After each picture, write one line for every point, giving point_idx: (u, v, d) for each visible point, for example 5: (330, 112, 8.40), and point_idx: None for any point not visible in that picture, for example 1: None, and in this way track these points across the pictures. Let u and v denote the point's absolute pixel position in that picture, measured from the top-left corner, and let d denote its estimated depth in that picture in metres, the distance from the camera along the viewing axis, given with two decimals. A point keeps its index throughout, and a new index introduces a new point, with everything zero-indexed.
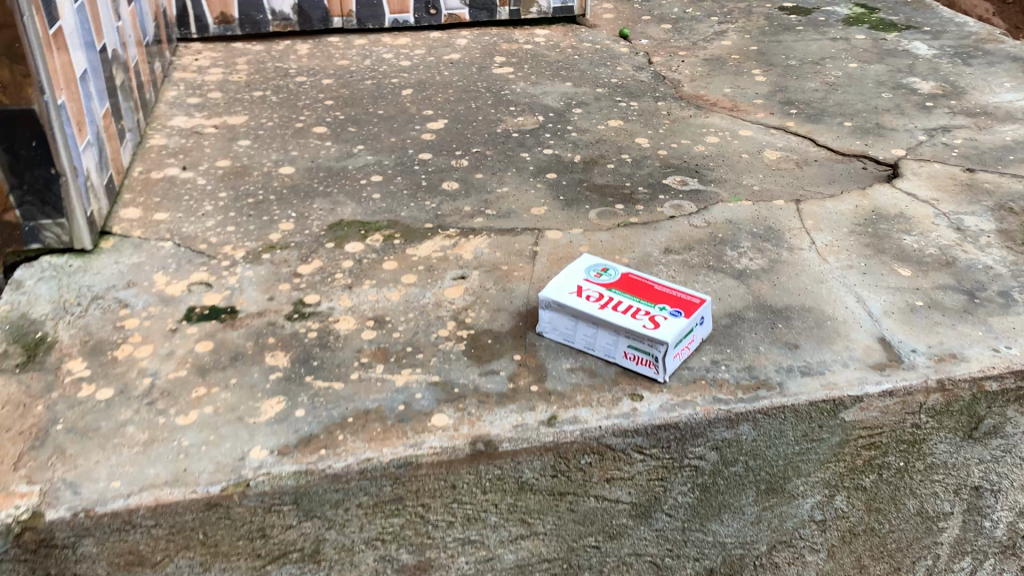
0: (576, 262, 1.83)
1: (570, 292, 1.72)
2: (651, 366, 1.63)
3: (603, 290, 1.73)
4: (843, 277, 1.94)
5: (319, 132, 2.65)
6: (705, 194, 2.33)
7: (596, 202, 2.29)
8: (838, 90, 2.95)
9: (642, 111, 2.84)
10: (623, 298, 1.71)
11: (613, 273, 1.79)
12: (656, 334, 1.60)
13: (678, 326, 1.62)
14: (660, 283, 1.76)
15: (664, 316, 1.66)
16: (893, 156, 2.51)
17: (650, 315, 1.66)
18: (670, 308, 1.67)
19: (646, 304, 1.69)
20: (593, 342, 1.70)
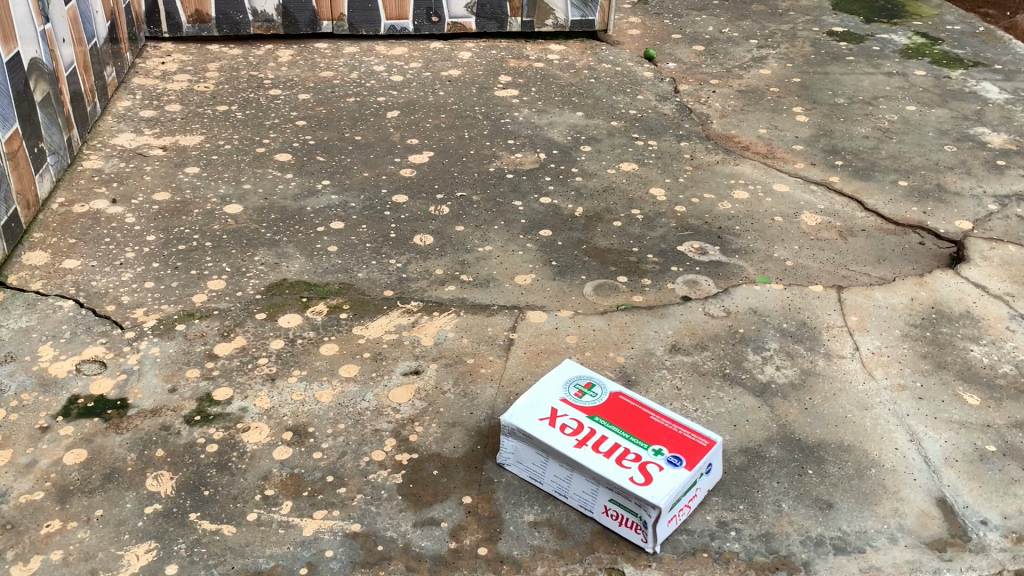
0: (553, 374, 1.45)
1: (541, 419, 1.34)
2: (638, 531, 1.25)
3: (583, 418, 1.36)
4: (893, 402, 1.54)
5: (281, 160, 2.27)
6: (727, 267, 1.93)
7: (594, 272, 1.90)
8: (892, 138, 2.53)
9: (661, 152, 2.45)
10: (608, 433, 1.33)
11: (599, 395, 1.42)
12: (647, 492, 1.22)
13: (676, 481, 1.24)
14: (658, 414, 1.38)
15: (659, 465, 1.27)
16: (958, 229, 2.09)
17: (641, 460, 1.28)
18: (668, 452, 1.29)
19: (637, 443, 1.31)
20: (566, 488, 1.32)
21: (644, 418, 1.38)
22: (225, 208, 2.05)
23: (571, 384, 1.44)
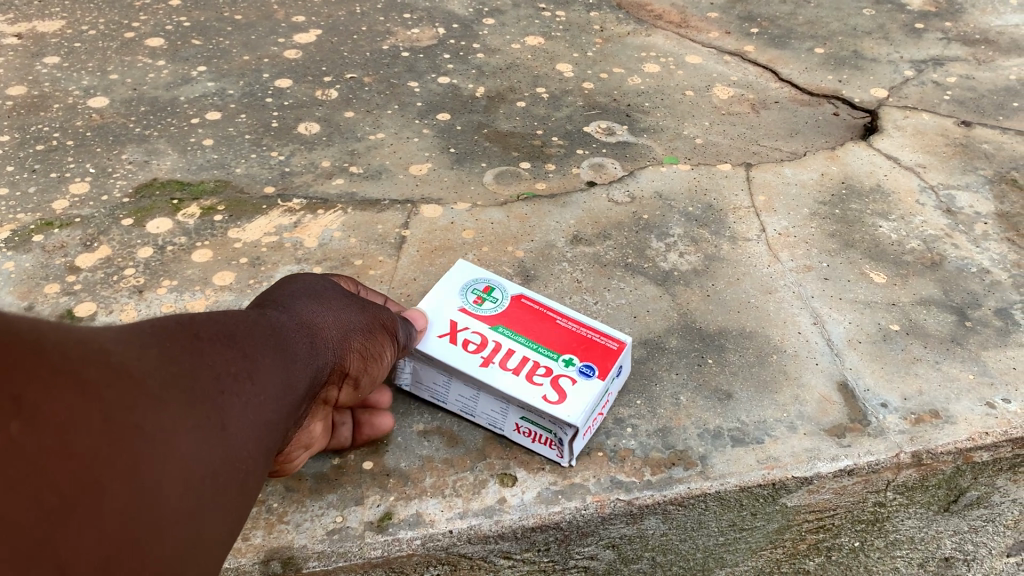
0: (447, 280, 1.33)
1: (440, 336, 1.23)
2: (552, 447, 1.17)
3: (486, 330, 1.25)
4: (798, 284, 1.49)
5: (153, 45, 2.06)
6: (635, 148, 1.83)
7: (495, 159, 1.79)
8: (810, 2, 2.41)
9: (569, 24, 2.30)
10: (513, 344, 1.24)
11: (499, 301, 1.31)
12: (563, 408, 1.14)
13: (590, 393, 1.17)
14: (564, 319, 1.29)
15: (570, 376, 1.19)
16: (873, 98, 2.02)
17: (551, 372, 1.19)
18: (579, 361, 1.21)
19: (546, 354, 1.22)
20: (473, 410, 1.22)
21: (550, 325, 1.29)
22: (89, 102, 1.87)
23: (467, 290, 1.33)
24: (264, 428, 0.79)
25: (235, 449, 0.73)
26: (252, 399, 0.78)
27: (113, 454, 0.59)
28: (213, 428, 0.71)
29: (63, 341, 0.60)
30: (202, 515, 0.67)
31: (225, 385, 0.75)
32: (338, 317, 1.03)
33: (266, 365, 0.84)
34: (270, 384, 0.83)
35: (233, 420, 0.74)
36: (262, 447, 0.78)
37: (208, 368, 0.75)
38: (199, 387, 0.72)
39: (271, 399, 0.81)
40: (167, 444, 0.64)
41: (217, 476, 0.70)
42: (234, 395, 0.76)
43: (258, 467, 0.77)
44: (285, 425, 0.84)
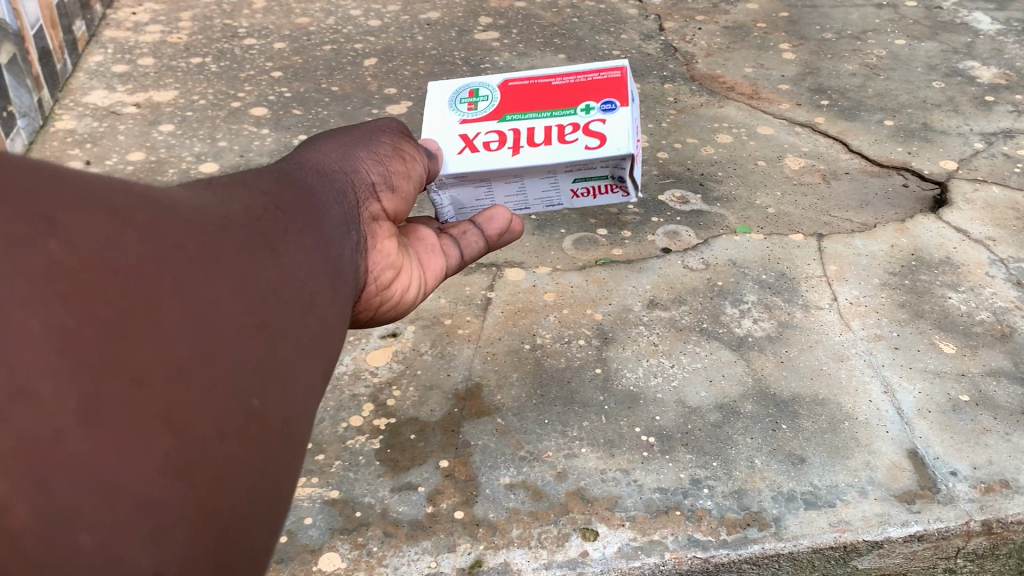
0: (429, 100, 1.28)
1: (463, 152, 1.22)
2: (613, 185, 1.30)
3: (497, 123, 1.24)
4: (869, 353, 1.54)
5: (258, 114, 2.23)
6: (709, 216, 1.92)
7: (574, 225, 1.89)
8: (880, 75, 2.49)
9: (644, 95, 2.41)
10: (528, 121, 1.25)
11: (487, 93, 1.28)
12: (609, 148, 1.23)
13: (622, 123, 1.24)
14: (556, 76, 1.29)
15: (596, 118, 1.24)
16: (942, 170, 2.08)
17: (579, 125, 1.24)
18: (596, 101, 1.25)
19: (563, 113, 1.25)
20: (528, 194, 1.30)
21: (547, 87, 1.29)
22: (201, 167, 2.03)
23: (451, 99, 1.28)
24: (318, 257, 0.71)
25: (297, 272, 0.65)
26: (295, 227, 0.70)
27: (162, 272, 0.50)
28: (264, 246, 0.63)
29: (74, 176, 0.51)
30: (285, 330, 0.59)
31: (261, 214, 0.67)
32: (344, 148, 0.97)
33: (304, 205, 0.76)
34: (312, 220, 0.75)
35: (285, 245, 0.66)
36: (322, 273, 0.70)
37: (235, 203, 0.67)
38: (231, 215, 0.64)
39: (314, 231, 0.74)
40: (219, 260, 0.56)
41: (286, 289, 0.62)
42: (277, 222, 0.68)
43: (327, 290, 0.69)
44: (342, 255, 0.77)
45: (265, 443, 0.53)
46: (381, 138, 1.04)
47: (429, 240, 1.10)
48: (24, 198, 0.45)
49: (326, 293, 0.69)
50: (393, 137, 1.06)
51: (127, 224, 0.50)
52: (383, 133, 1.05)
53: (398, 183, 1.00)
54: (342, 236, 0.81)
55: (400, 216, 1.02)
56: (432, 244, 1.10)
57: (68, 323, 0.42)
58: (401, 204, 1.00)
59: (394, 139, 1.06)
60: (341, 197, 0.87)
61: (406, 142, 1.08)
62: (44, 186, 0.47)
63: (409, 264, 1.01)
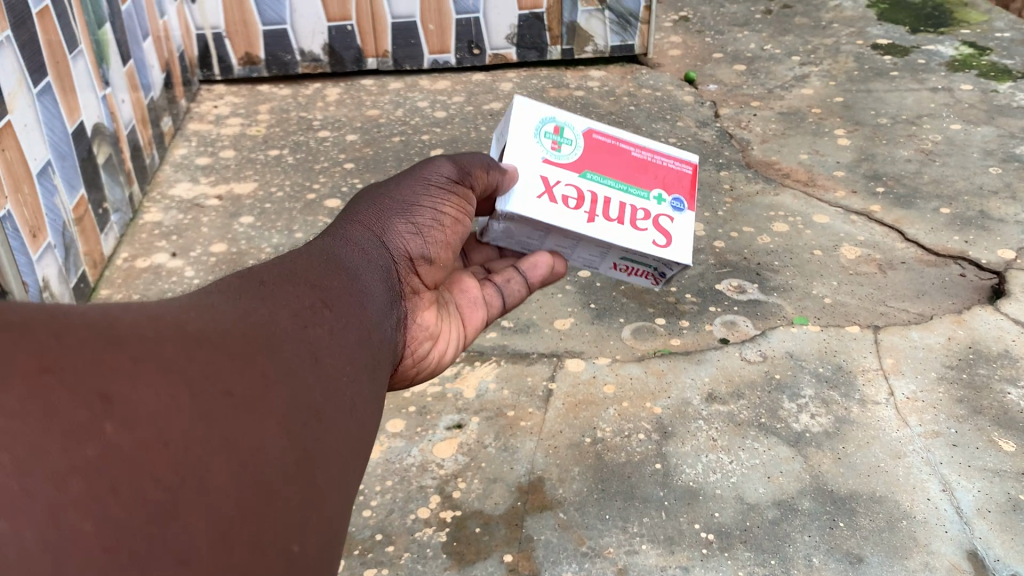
0: (517, 123, 1.30)
1: (541, 196, 1.24)
2: (649, 279, 1.35)
3: (576, 177, 1.28)
4: (927, 449, 1.56)
5: (331, 205, 2.36)
6: (766, 305, 1.97)
7: (632, 314, 1.95)
8: (936, 161, 2.52)
9: (700, 183, 2.48)
10: (605, 188, 1.29)
11: (572, 139, 1.33)
12: (673, 253, 1.28)
13: (687, 228, 1.32)
14: (638, 150, 1.36)
15: (665, 213, 1.31)
16: (1000, 259, 2.10)
17: (651, 215, 1.30)
18: (667, 194, 1.33)
19: (636, 194, 1.31)
20: (571, 256, 1.33)
21: (623, 159, 1.35)
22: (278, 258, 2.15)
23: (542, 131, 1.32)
24: (355, 354, 0.76)
25: (335, 375, 0.70)
26: (331, 329, 0.75)
27: (214, 426, 0.53)
28: (306, 357, 0.67)
29: (131, 330, 0.54)
30: (330, 443, 0.64)
31: (300, 319, 0.72)
32: (380, 220, 1.11)
33: (339, 304, 0.82)
34: (348, 319, 0.80)
35: (322, 351, 0.71)
36: (358, 369, 0.75)
37: (280, 310, 0.71)
38: (273, 325, 0.68)
39: (349, 333, 0.78)
40: (267, 395, 0.59)
41: (326, 394, 0.67)
42: (315, 327, 0.73)
43: (362, 385, 0.74)
44: (376, 354, 0.82)
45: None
46: (420, 204, 1.16)
47: (471, 294, 1.31)
48: (82, 372, 0.48)
49: (362, 389, 0.74)
50: (434, 193, 1.18)
51: (180, 376, 0.53)
52: (421, 195, 1.16)
53: (432, 249, 1.14)
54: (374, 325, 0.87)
55: (440, 273, 1.18)
56: (474, 294, 1.31)
57: (121, 513, 0.45)
58: (439, 266, 1.16)
59: (436, 199, 1.17)
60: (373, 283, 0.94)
61: (449, 196, 1.18)
62: (102, 353, 0.50)
63: (448, 322, 1.23)
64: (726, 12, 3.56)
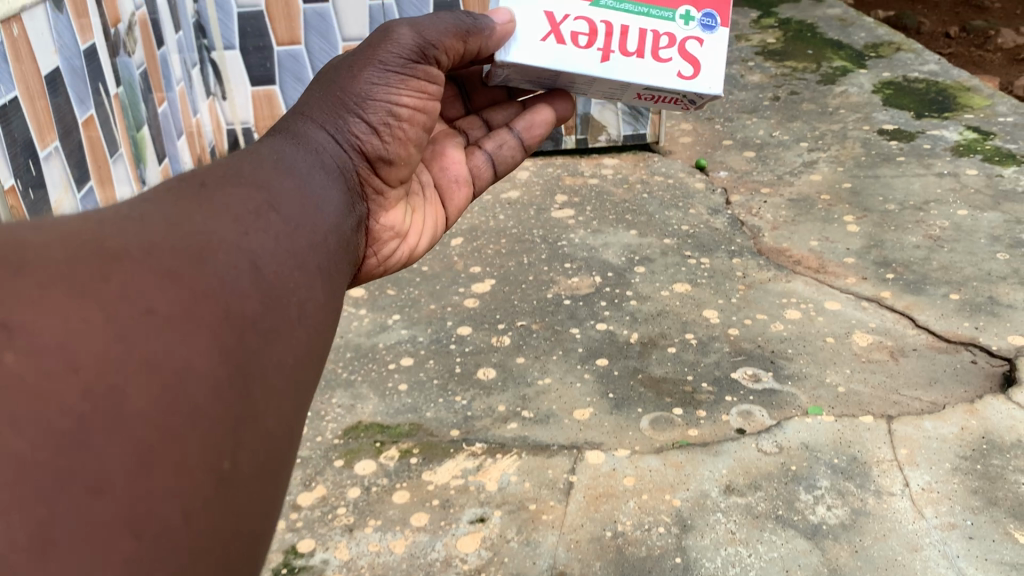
0: None
1: (546, 40, 1.27)
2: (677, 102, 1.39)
3: (589, 7, 1.27)
4: (943, 542, 1.58)
5: (355, 296, 2.43)
6: (780, 394, 2.01)
7: (650, 403, 2.00)
8: (944, 246, 2.58)
9: (713, 270, 2.54)
10: (621, 16, 1.28)
11: None
12: (701, 84, 1.31)
13: (717, 50, 1.31)
14: None
15: (690, 35, 1.31)
16: (1010, 345, 2.14)
17: (677, 39, 1.30)
18: (696, 12, 1.31)
19: (658, 14, 1.29)
20: (592, 87, 1.37)
21: None
22: None
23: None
24: (307, 262, 0.74)
25: (276, 281, 0.67)
26: (279, 234, 0.72)
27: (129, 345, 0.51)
28: (248, 266, 0.65)
29: (36, 254, 0.53)
30: (267, 354, 0.62)
31: (243, 222, 0.69)
32: (331, 114, 1.05)
33: (293, 212, 0.78)
34: (302, 227, 0.78)
35: (265, 256, 0.68)
36: (310, 277, 0.73)
37: (220, 210, 0.69)
38: (210, 230, 0.65)
39: (302, 234, 0.76)
40: (196, 298, 0.57)
41: (270, 305, 0.65)
42: (258, 230, 0.70)
43: (314, 291, 0.73)
44: (332, 252, 0.81)
45: (240, 496, 0.55)
46: (378, 95, 1.10)
47: (453, 173, 1.36)
48: None
49: (315, 297, 0.73)
50: (394, 78, 1.12)
51: (91, 300, 0.52)
52: (378, 82, 1.11)
53: (390, 149, 1.12)
54: (331, 235, 0.84)
55: (403, 169, 1.17)
56: (456, 174, 1.36)
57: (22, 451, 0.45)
58: (401, 165, 1.15)
59: (393, 85, 1.12)
60: (331, 199, 0.91)
61: (408, 80, 1.13)
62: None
63: (419, 211, 1.28)
64: (734, 100, 3.68)
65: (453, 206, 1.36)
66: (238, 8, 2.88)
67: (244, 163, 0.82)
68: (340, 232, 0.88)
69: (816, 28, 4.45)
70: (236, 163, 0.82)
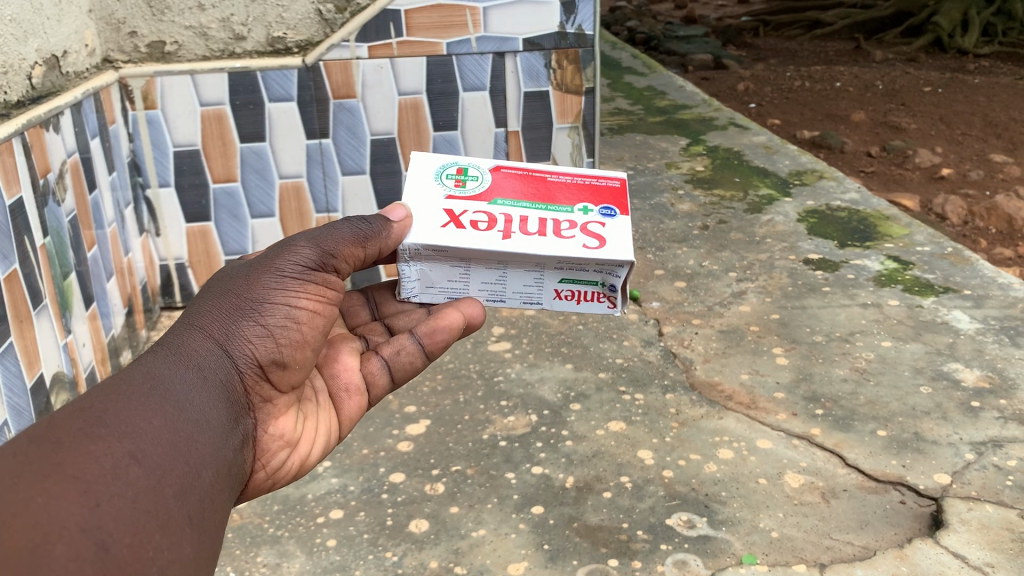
0: (422, 178, 1.65)
1: (452, 223, 1.55)
2: (604, 297, 1.61)
3: (489, 208, 1.60)
4: None
5: None
6: (715, 542, 2.00)
7: (585, 555, 1.97)
8: (870, 379, 2.65)
9: (647, 406, 2.56)
10: (520, 210, 1.60)
11: (481, 180, 1.66)
12: (607, 249, 1.54)
13: (617, 228, 1.58)
14: (552, 176, 1.69)
15: (590, 222, 1.60)
16: (937, 484, 2.18)
17: (576, 224, 1.59)
18: (592, 208, 1.62)
19: (557, 210, 1.61)
20: (508, 287, 1.61)
21: (540, 185, 1.67)
22: None
23: (445, 178, 1.65)
24: (164, 514, 0.91)
25: (117, 553, 0.84)
26: (133, 494, 0.89)
27: None
28: (90, 549, 0.82)
29: None
30: None
31: (96, 492, 0.86)
32: (227, 325, 1.23)
33: (156, 455, 0.95)
34: (165, 474, 0.94)
35: (109, 530, 0.84)
36: (168, 533, 0.90)
37: (72, 487, 0.85)
38: (57, 517, 0.82)
39: (159, 484, 0.93)
40: None
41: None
42: (112, 498, 0.87)
43: (171, 546, 0.90)
44: (195, 490, 0.98)
45: None
46: (270, 301, 1.29)
47: (344, 384, 1.53)
48: None
49: (172, 553, 0.90)
50: (287, 286, 1.31)
51: None
52: (272, 290, 1.30)
53: (284, 353, 1.28)
54: (202, 469, 1.01)
55: (296, 373, 1.33)
56: (346, 383, 1.53)
57: None
58: (292, 369, 1.31)
59: (288, 290, 1.31)
60: (205, 422, 1.07)
61: (304, 285, 1.33)
62: None
63: (312, 416, 1.45)
64: (665, 228, 3.78)
65: (345, 415, 1.52)
66: (175, 147, 2.91)
67: (117, 400, 0.98)
68: (211, 461, 1.03)
69: (742, 155, 4.63)
70: (109, 399, 0.98)
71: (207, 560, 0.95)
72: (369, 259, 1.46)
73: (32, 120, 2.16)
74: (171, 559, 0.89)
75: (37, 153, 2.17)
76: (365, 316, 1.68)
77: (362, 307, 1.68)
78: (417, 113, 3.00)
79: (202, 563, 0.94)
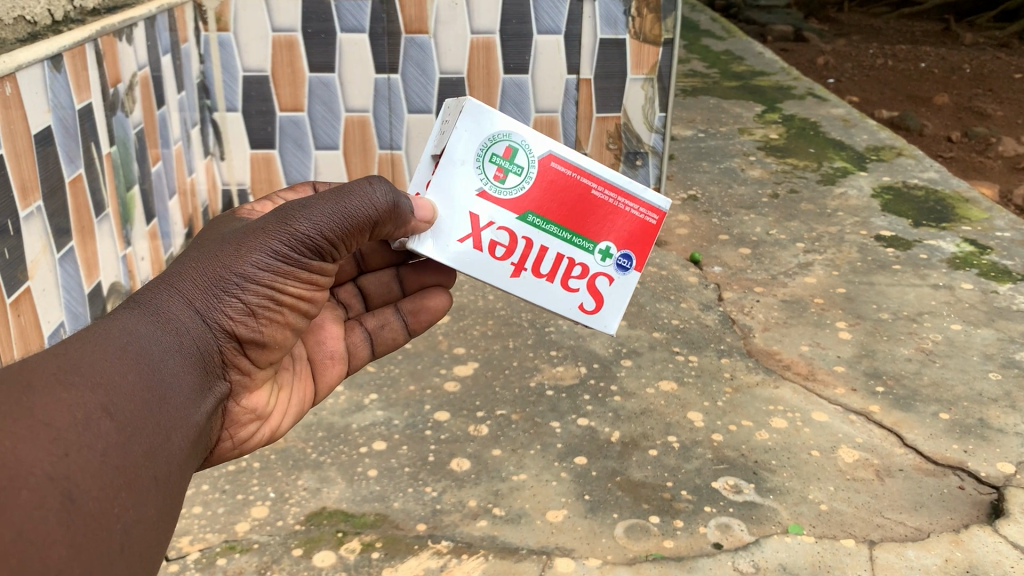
0: (460, 150, 1.44)
1: (467, 242, 1.44)
2: None
3: (514, 224, 1.46)
4: None
5: None
6: (761, 508, 1.95)
7: (626, 509, 1.93)
8: (936, 361, 2.55)
9: (701, 369, 2.50)
10: (544, 236, 1.47)
11: (524, 174, 1.46)
12: (599, 317, 1.52)
13: (622, 292, 1.52)
14: (600, 189, 1.48)
15: (604, 271, 1.50)
16: (999, 472, 2.09)
17: (587, 272, 1.50)
18: (615, 252, 1.50)
19: (583, 248, 1.49)
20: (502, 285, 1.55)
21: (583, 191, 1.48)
22: None
23: (488, 159, 1.45)
24: (133, 471, 0.86)
25: (82, 510, 0.79)
26: (103, 448, 0.84)
27: None
28: (57, 500, 0.77)
29: None
30: None
31: (66, 442, 0.80)
32: (207, 298, 1.10)
33: (130, 411, 0.89)
34: (137, 431, 0.89)
35: (78, 482, 0.80)
36: (135, 491, 0.86)
37: (40, 434, 0.79)
38: (27, 463, 0.77)
39: (128, 446, 0.87)
40: None
41: (75, 534, 0.78)
42: (83, 449, 0.82)
43: (136, 506, 0.86)
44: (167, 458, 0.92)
45: None
46: (259, 275, 1.15)
47: (329, 352, 1.51)
48: None
49: (135, 512, 0.86)
50: (281, 264, 1.17)
51: None
52: (262, 266, 1.15)
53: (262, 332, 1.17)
54: (174, 433, 0.95)
55: (275, 350, 1.23)
56: (331, 351, 1.51)
57: None
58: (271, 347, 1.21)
59: (279, 270, 1.17)
60: (180, 390, 1.00)
61: (298, 269, 1.19)
62: None
63: (287, 387, 1.40)
64: (733, 194, 3.68)
65: (325, 382, 1.50)
66: (244, 71, 2.90)
67: (92, 351, 0.91)
68: (183, 425, 0.97)
69: (818, 126, 4.48)
70: (80, 348, 0.91)
71: (167, 525, 0.91)
72: (377, 238, 1.32)
73: (105, 27, 2.14)
74: (131, 525, 0.85)
75: (108, 61, 2.16)
76: (348, 272, 1.60)
77: (347, 260, 1.59)
78: (488, 54, 2.94)
79: (164, 525, 0.90)
